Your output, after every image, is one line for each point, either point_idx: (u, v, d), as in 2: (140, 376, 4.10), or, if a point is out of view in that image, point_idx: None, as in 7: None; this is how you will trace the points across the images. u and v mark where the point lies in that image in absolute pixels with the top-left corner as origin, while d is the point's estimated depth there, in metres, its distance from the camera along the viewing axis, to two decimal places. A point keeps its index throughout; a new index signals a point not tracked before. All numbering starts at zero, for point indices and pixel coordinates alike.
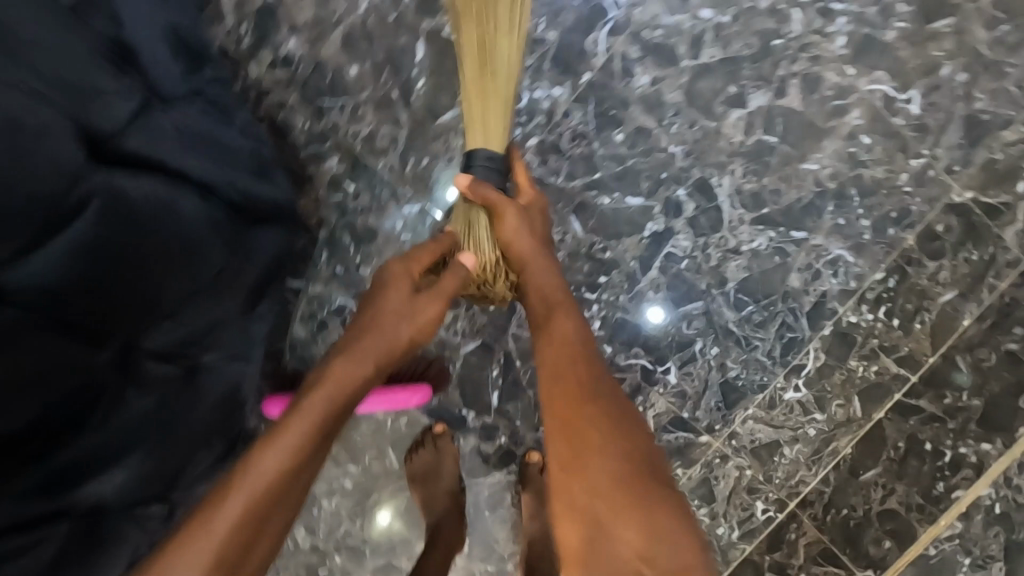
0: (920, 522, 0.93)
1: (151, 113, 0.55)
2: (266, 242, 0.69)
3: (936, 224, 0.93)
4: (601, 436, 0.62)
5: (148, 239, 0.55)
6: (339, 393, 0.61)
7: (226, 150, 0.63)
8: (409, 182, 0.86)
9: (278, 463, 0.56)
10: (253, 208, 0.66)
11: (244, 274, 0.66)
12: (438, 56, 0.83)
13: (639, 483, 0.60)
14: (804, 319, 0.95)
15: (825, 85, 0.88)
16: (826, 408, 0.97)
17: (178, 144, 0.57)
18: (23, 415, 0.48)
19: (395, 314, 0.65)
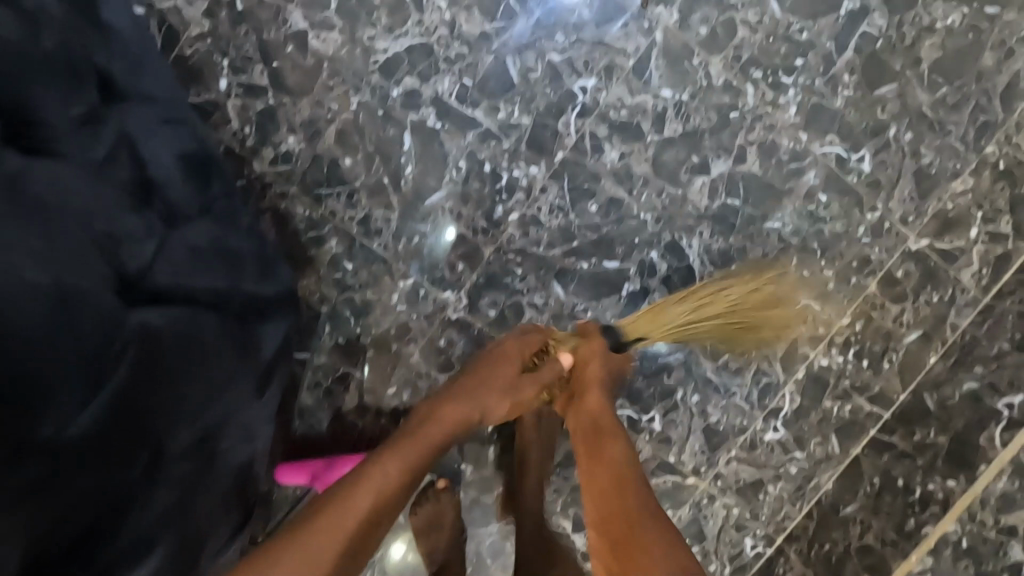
0: (893, 556, 0.98)
1: (167, 244, 0.61)
2: (269, 332, 0.74)
3: (895, 270, 1.00)
4: (631, 497, 0.72)
5: (169, 360, 0.58)
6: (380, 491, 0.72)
7: (233, 258, 0.70)
8: (403, 258, 0.94)
9: (364, 510, 0.70)
10: (256, 302, 0.72)
11: (253, 365, 0.71)
12: (424, 143, 0.91)
13: (658, 527, 0.68)
14: (777, 365, 1.02)
15: (780, 150, 0.95)
16: (805, 447, 1.04)
17: (192, 266, 0.62)
18: (67, 533, 0.51)
19: (489, 410, 0.80)
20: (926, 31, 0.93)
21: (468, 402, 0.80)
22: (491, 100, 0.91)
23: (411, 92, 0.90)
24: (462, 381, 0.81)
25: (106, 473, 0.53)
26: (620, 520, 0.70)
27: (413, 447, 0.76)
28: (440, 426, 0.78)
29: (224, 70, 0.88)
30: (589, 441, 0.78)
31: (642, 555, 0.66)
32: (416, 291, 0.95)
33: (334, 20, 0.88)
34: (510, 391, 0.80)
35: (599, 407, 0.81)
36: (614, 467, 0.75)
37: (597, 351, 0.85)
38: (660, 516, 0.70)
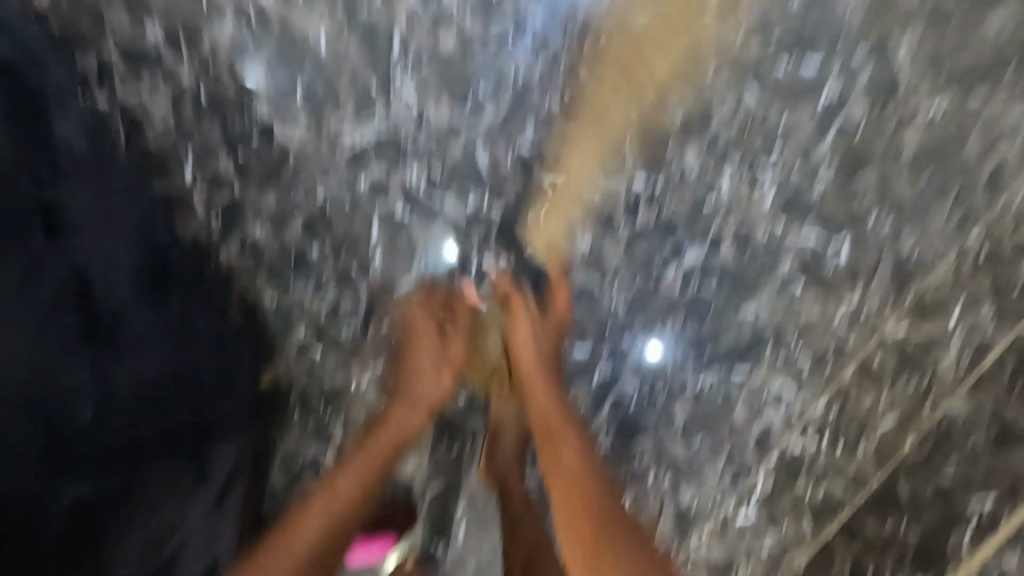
0: None
1: (115, 387, 0.62)
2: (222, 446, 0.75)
3: (871, 358, 0.99)
4: (594, 500, 0.67)
5: (101, 504, 0.60)
6: (332, 506, 0.68)
7: (188, 380, 0.70)
8: (371, 345, 0.93)
9: (320, 523, 0.66)
10: (207, 420, 0.73)
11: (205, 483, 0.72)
12: (392, 235, 0.91)
13: (624, 533, 0.64)
14: (749, 450, 1.01)
15: (755, 242, 0.95)
16: (777, 530, 1.02)
17: (133, 406, 0.64)
18: None
19: (421, 390, 0.81)
20: (904, 121, 0.92)
21: (404, 397, 0.80)
22: (463, 193, 0.91)
23: (380, 183, 0.89)
24: (416, 359, 0.82)
25: None
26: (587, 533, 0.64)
27: (371, 454, 0.74)
28: (406, 407, 0.79)
29: (189, 161, 0.86)
30: (546, 436, 0.75)
31: (606, 564, 0.61)
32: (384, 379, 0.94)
33: (302, 113, 0.87)
34: (440, 372, 0.82)
35: (551, 404, 0.78)
36: (576, 478, 0.69)
37: (528, 330, 0.84)
38: (624, 520, 0.65)
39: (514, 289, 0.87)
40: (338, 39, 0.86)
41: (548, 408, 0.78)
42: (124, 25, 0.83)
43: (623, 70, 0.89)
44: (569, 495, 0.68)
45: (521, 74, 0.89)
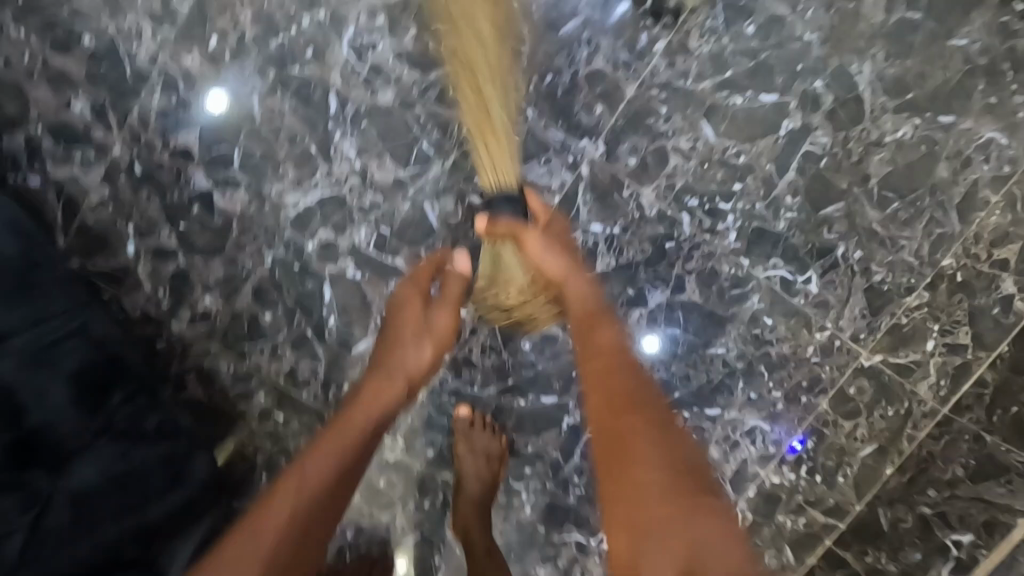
0: None
1: (48, 509, 0.63)
2: (182, 551, 0.70)
3: (847, 387, 0.96)
4: (635, 399, 0.62)
5: None
6: (299, 488, 0.62)
7: (131, 483, 0.69)
8: (333, 406, 0.90)
9: (288, 509, 0.60)
10: (152, 528, 0.69)
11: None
12: (344, 294, 0.87)
13: (654, 426, 0.60)
14: (727, 485, 0.99)
15: (721, 277, 0.90)
16: (759, 561, 1.01)
17: (68, 527, 0.63)
18: None
19: (405, 355, 0.73)
20: (873, 145, 0.87)
21: (382, 363, 0.72)
22: (412, 247, 0.86)
23: (327, 244, 0.86)
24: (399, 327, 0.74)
25: None
26: (619, 421, 0.60)
27: (333, 435, 0.66)
28: (375, 395, 0.70)
29: (131, 235, 0.84)
30: (588, 350, 0.68)
31: (637, 458, 0.58)
32: None
33: (238, 176, 0.83)
34: (419, 341, 0.74)
35: (582, 293, 0.72)
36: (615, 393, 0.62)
37: (537, 248, 0.73)
38: (663, 415, 0.61)
39: (518, 225, 0.74)
40: (268, 97, 0.82)
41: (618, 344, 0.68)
42: (47, 99, 0.80)
43: (571, 110, 0.84)
44: (605, 403, 0.62)
45: None
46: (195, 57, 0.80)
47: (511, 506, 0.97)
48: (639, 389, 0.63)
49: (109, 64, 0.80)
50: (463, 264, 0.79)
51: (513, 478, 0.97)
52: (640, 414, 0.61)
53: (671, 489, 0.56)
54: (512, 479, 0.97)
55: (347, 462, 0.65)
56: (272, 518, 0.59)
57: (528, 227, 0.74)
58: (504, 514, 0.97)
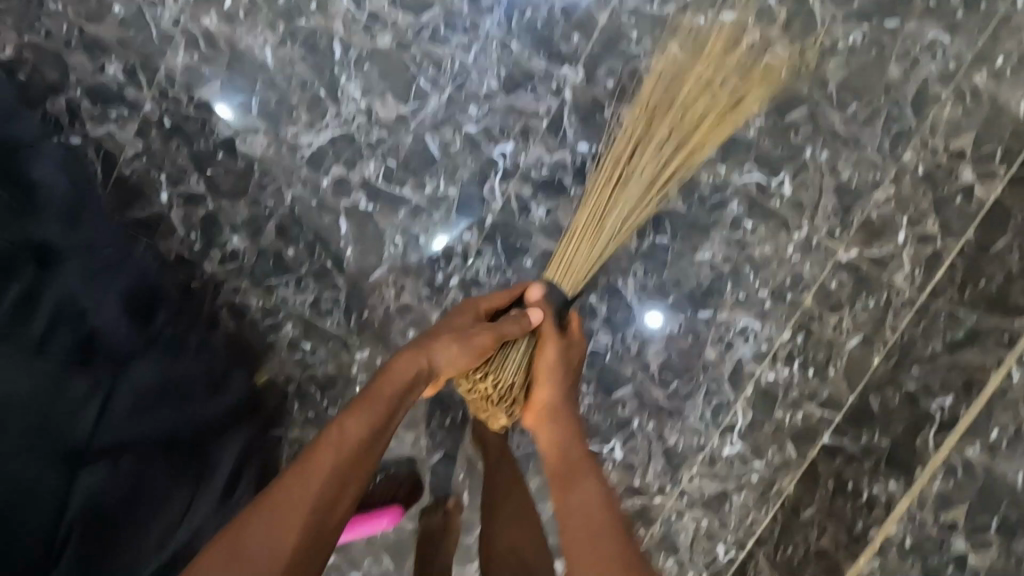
0: (848, 557, 0.99)
1: (113, 398, 0.68)
2: (218, 449, 0.78)
3: (829, 282, 1.03)
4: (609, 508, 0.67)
5: (110, 521, 0.65)
6: (337, 453, 0.64)
7: (181, 387, 0.75)
8: (357, 332, 1.00)
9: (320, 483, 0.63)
10: (204, 422, 0.77)
11: (207, 492, 0.74)
12: (359, 226, 0.96)
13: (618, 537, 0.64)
14: (726, 385, 1.06)
15: (701, 186, 0.99)
16: (763, 456, 1.09)
17: (130, 416, 0.69)
18: None
19: (438, 353, 0.75)
20: (828, 53, 0.96)
21: (418, 350, 0.74)
22: (417, 178, 0.95)
23: (340, 180, 0.95)
24: (442, 336, 0.76)
25: None
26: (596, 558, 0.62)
27: (368, 409, 0.69)
28: (411, 365, 0.73)
29: (163, 183, 0.93)
30: (562, 469, 0.73)
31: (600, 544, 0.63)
32: (373, 361, 1.01)
33: (257, 123, 0.92)
34: (459, 347, 0.77)
35: (562, 433, 0.78)
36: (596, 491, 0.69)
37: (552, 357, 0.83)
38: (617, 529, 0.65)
39: (546, 330, 0.84)
40: (278, 49, 0.91)
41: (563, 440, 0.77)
42: (83, 65, 0.89)
43: (552, 41, 0.93)
44: (593, 534, 0.64)
45: (457, 57, 0.93)
46: (212, 18, 0.90)
47: None
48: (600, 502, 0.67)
49: (136, 29, 0.90)
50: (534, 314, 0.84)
51: None
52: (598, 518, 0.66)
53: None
54: None
55: (350, 463, 0.65)
56: (293, 508, 0.60)
57: (550, 334, 0.83)
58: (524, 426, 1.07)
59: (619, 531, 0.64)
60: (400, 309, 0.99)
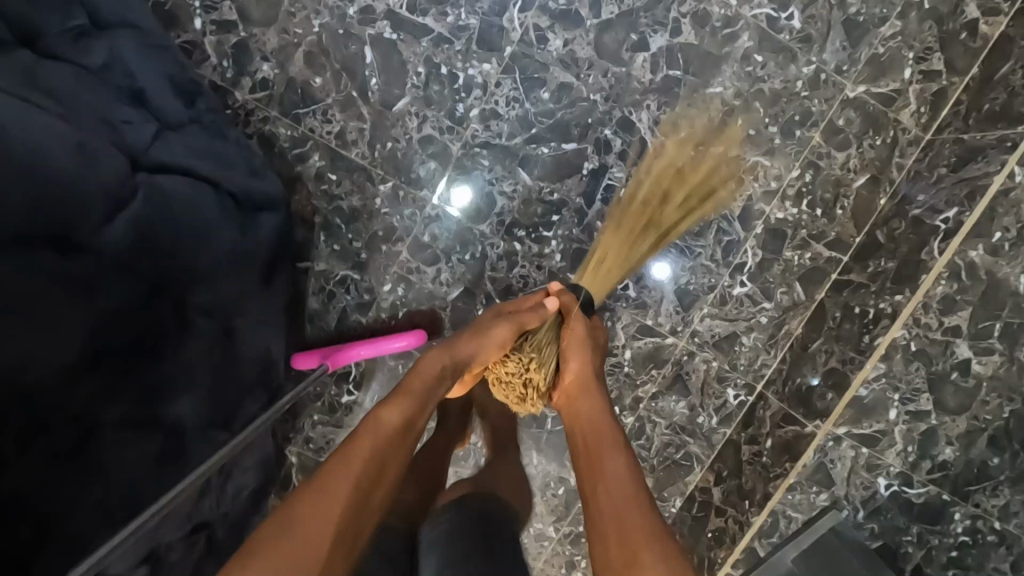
0: (851, 371, 1.04)
1: (166, 137, 0.79)
2: (267, 226, 0.86)
3: (837, 118, 1.07)
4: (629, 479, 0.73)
5: (181, 228, 0.76)
6: (375, 439, 0.71)
7: (221, 158, 0.83)
8: (381, 163, 1.04)
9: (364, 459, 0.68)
10: (254, 197, 0.85)
11: (248, 284, 0.84)
12: (384, 56, 1.01)
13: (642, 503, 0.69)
14: (736, 223, 1.10)
15: (712, 18, 1.03)
16: (772, 298, 1.12)
17: (188, 158, 0.79)
18: (120, 334, 0.69)
19: (456, 347, 0.85)
20: None
21: (443, 349, 0.85)
22: (439, 7, 1.00)
23: (366, 8, 0.99)
24: (464, 337, 0.87)
25: (124, 289, 0.69)
26: (621, 527, 0.66)
27: (399, 399, 0.76)
28: (434, 361, 0.83)
29: (198, 11, 0.99)
30: (592, 442, 0.79)
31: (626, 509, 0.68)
32: (396, 194, 1.06)
33: None
34: (475, 342, 0.87)
35: (594, 410, 0.84)
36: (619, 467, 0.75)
37: (579, 338, 0.92)
38: (639, 496, 0.70)
39: (574, 309, 0.94)
40: None
41: (594, 417, 0.83)
42: None
43: None
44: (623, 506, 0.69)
45: None
46: None
47: (542, 255, 1.09)
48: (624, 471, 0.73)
49: None
50: (550, 305, 0.93)
51: (518, 225, 1.08)
52: (625, 487, 0.71)
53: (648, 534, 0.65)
54: (517, 225, 1.08)
55: (382, 450, 0.70)
56: (341, 483, 0.65)
57: (575, 313, 0.94)
58: (538, 264, 1.09)
59: (641, 493, 0.71)
60: (422, 141, 1.04)
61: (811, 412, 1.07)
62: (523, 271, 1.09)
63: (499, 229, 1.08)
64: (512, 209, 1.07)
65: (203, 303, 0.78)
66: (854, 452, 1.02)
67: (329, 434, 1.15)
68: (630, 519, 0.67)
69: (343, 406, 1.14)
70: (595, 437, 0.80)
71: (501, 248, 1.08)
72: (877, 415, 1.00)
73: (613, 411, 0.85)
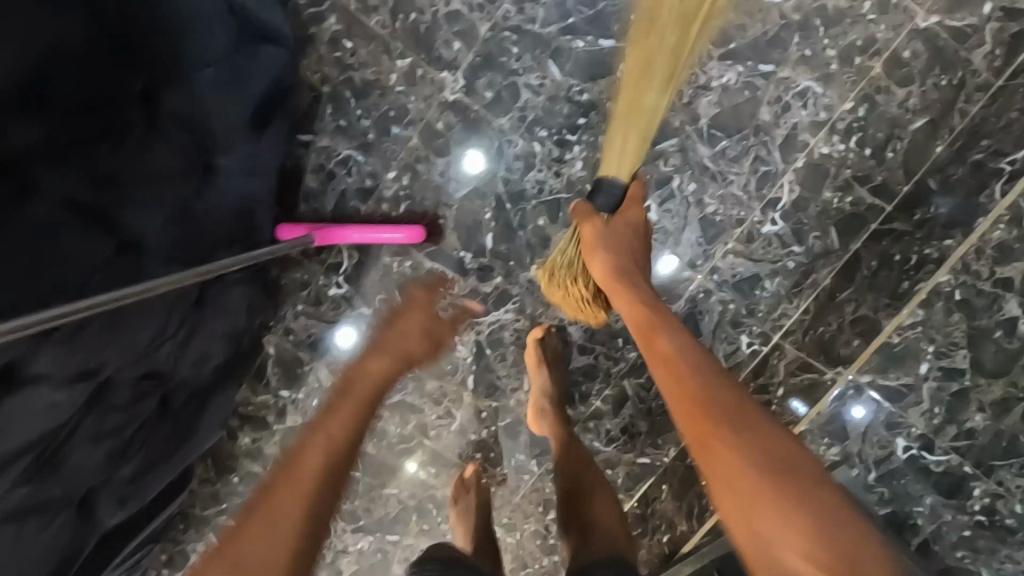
0: (886, 318, 0.97)
1: None
2: (263, 60, 0.81)
3: (902, 50, 0.97)
4: (711, 404, 0.67)
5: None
6: (330, 441, 0.73)
7: None
8: (401, 35, 0.97)
9: (318, 459, 0.71)
10: (255, 21, 0.79)
11: (237, 119, 0.79)
12: None
13: (751, 452, 0.63)
14: (776, 152, 1.01)
15: None
16: (803, 242, 1.03)
17: None
18: (66, 87, 0.64)
19: (406, 346, 0.92)
20: None
21: (393, 351, 0.90)
22: None
23: None
24: (399, 329, 0.93)
25: (75, 32, 0.64)
26: (718, 466, 0.64)
27: (347, 407, 0.79)
28: (384, 358, 0.89)
29: None
30: (659, 360, 0.74)
31: (737, 457, 0.63)
32: (413, 72, 0.98)
33: None
34: (422, 339, 0.93)
35: (669, 334, 0.76)
36: (681, 386, 0.70)
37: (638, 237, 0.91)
38: (752, 437, 0.64)
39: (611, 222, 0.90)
40: None
41: (670, 336, 0.76)
42: None
43: None
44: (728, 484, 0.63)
45: None
46: None
47: (562, 161, 1.01)
48: (723, 407, 0.66)
49: None
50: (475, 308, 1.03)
51: (540, 124, 0.99)
52: (732, 450, 0.64)
53: (771, 478, 0.61)
54: (539, 124, 0.99)
55: (339, 449, 0.73)
56: (297, 493, 0.66)
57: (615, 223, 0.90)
58: (557, 169, 1.01)
59: (751, 447, 0.63)
60: (449, 17, 0.96)
61: (832, 358, 0.99)
62: (539, 177, 1.01)
63: (520, 125, 0.99)
64: (536, 105, 0.99)
65: (181, 115, 0.74)
66: (875, 406, 0.95)
67: (312, 327, 1.07)
68: (744, 463, 0.63)
69: (329, 299, 1.06)
70: (671, 357, 0.74)
71: (519, 147, 1.00)
72: (907, 365, 0.94)
73: (696, 344, 0.75)
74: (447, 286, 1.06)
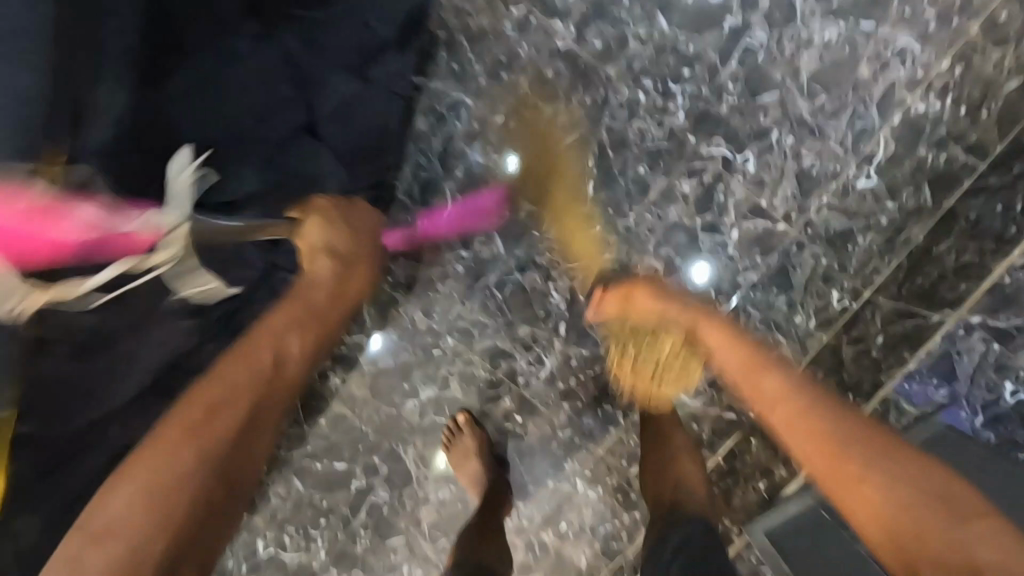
0: (993, 262, 1.02)
1: None
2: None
3: (998, 13, 1.01)
4: (843, 441, 0.73)
5: None
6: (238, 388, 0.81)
7: None
8: None
9: (211, 426, 0.78)
10: None
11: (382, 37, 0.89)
12: None
13: (886, 473, 0.69)
14: (873, 109, 1.04)
15: None
16: (897, 197, 1.05)
17: None
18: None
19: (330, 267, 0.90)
20: None
21: (319, 284, 0.90)
22: None
23: None
24: (339, 238, 0.90)
25: None
26: (855, 487, 0.70)
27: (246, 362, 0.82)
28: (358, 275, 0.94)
29: None
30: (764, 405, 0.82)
31: (871, 478, 0.69)
32: (526, 21, 1.03)
33: None
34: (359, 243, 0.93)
35: (781, 382, 0.81)
36: (811, 439, 0.75)
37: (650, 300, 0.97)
38: (888, 461, 0.70)
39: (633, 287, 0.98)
40: None
41: (787, 384, 0.81)
42: None
43: None
44: (877, 521, 0.67)
45: None
46: None
47: (665, 111, 1.04)
48: (843, 431, 0.74)
49: None
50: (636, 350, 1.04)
51: (646, 74, 1.03)
52: (866, 468, 0.70)
53: (925, 502, 0.66)
54: (645, 74, 1.03)
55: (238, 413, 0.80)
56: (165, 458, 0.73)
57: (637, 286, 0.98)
58: (659, 119, 1.05)
59: (895, 476, 0.69)
60: None
61: (936, 302, 1.03)
62: (642, 126, 1.05)
63: (626, 75, 1.03)
64: (642, 56, 1.03)
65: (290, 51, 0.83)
66: (985, 345, 1.01)
67: (410, 269, 1.10)
68: (875, 483, 0.69)
69: (430, 240, 1.09)
70: (797, 401, 0.78)
71: (624, 96, 1.04)
72: (1017, 304, 1.00)
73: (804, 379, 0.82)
74: (545, 232, 1.08)
